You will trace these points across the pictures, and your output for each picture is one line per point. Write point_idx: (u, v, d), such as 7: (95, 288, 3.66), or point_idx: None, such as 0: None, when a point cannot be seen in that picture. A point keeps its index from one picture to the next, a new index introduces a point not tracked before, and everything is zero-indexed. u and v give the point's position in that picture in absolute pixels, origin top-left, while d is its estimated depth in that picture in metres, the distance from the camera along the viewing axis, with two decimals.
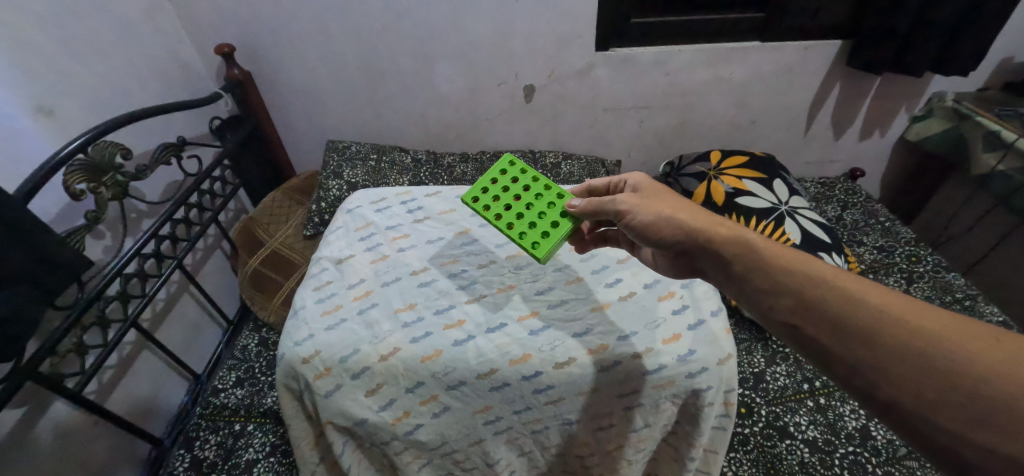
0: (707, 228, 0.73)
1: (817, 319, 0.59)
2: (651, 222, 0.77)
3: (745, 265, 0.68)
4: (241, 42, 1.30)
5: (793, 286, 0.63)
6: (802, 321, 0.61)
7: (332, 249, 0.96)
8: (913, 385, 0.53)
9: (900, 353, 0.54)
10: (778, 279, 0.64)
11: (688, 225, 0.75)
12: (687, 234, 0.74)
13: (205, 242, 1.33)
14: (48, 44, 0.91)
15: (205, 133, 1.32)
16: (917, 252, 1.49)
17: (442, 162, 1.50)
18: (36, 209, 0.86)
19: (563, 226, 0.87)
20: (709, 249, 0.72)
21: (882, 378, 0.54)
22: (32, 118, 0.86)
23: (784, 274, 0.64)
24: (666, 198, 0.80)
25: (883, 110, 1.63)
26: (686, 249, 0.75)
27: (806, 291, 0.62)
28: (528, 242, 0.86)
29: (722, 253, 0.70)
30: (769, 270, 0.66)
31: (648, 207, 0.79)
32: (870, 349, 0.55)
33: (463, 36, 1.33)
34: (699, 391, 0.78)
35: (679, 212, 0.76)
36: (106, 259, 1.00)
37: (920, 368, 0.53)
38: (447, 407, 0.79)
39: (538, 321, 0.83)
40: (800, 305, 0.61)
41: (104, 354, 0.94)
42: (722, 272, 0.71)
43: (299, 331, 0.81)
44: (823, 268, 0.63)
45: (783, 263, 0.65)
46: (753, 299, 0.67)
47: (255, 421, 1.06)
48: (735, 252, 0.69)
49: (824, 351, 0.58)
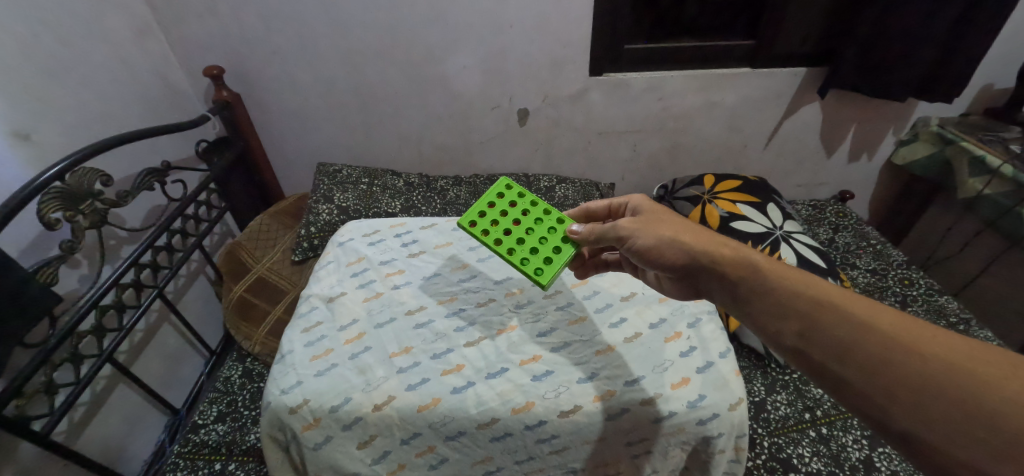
0: (712, 248, 0.72)
1: (826, 343, 0.57)
2: (653, 246, 0.76)
3: (752, 287, 0.66)
4: (230, 64, 1.28)
5: (800, 310, 0.61)
6: (810, 345, 0.58)
7: (323, 286, 0.92)
8: (926, 411, 0.50)
9: (910, 379, 0.52)
10: (785, 303, 0.63)
11: (691, 247, 0.73)
12: (691, 257, 0.73)
13: (188, 268, 1.28)
14: (27, 65, 0.87)
15: (191, 156, 1.28)
16: (909, 275, 1.49)
17: (435, 185, 1.48)
18: (7, 239, 0.81)
19: (565, 251, 0.85)
20: (713, 272, 0.71)
21: (894, 405, 0.52)
22: (8, 143, 0.83)
23: (789, 296, 0.63)
24: (668, 220, 0.78)
25: (872, 134, 1.65)
26: (690, 272, 0.74)
27: (814, 316, 0.60)
28: (530, 269, 0.84)
29: (726, 275, 0.69)
30: (776, 294, 0.64)
31: (650, 231, 0.77)
32: (882, 375, 0.53)
33: (456, 59, 1.32)
34: (710, 438, 0.76)
35: (681, 234, 0.75)
36: (82, 289, 0.95)
37: (933, 395, 0.50)
38: (444, 458, 0.75)
39: (541, 365, 0.79)
40: (808, 329, 0.59)
41: (75, 391, 0.89)
42: (728, 295, 0.69)
43: (286, 377, 0.77)
44: (832, 292, 0.61)
45: (791, 286, 0.63)
46: (760, 324, 0.65)
47: (237, 460, 1.00)
48: (742, 275, 0.68)
49: (832, 376, 0.56)
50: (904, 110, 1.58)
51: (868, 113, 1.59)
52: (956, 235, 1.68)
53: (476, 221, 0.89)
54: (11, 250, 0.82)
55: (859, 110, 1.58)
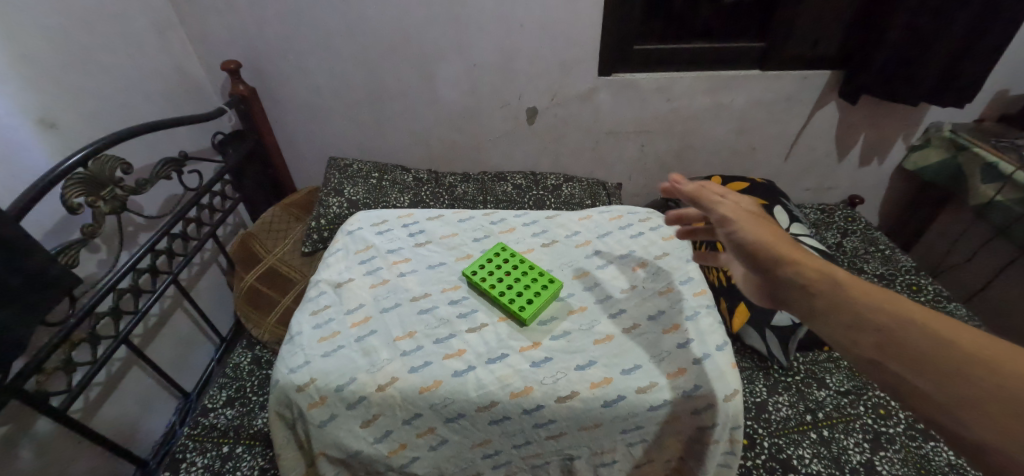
0: (807, 261, 0.62)
1: (902, 355, 0.50)
2: (749, 239, 0.67)
3: (827, 297, 0.57)
4: (247, 59, 1.31)
5: (874, 320, 0.53)
6: (887, 358, 0.51)
7: (332, 272, 0.95)
8: (1008, 425, 0.44)
9: (991, 392, 0.45)
10: (859, 313, 0.54)
11: (782, 254, 0.63)
12: (781, 263, 0.63)
13: (201, 257, 1.31)
14: (53, 56, 0.91)
15: (206, 147, 1.32)
16: (917, 281, 1.48)
17: (443, 181, 1.50)
18: (31, 222, 0.85)
19: (551, 289, 0.88)
20: (788, 274, 0.62)
21: (979, 424, 0.45)
22: (34, 130, 0.86)
23: (864, 306, 0.55)
24: (770, 225, 0.69)
25: (883, 141, 1.64)
26: (774, 282, 0.63)
27: (892, 327, 0.52)
28: (514, 305, 0.85)
29: (802, 286, 0.60)
30: (853, 302, 0.55)
31: (752, 223, 0.68)
32: (967, 392, 0.46)
33: (467, 57, 1.34)
34: (705, 428, 0.78)
35: (778, 240, 0.66)
36: (99, 273, 0.98)
37: (1015, 408, 0.44)
38: (444, 440, 0.78)
39: (540, 352, 0.81)
40: (885, 339, 0.52)
41: (93, 371, 0.92)
42: (802, 306, 0.60)
43: (294, 357, 0.80)
44: (913, 307, 0.53)
45: (864, 298, 0.55)
46: (835, 335, 0.56)
47: (244, 443, 1.03)
48: (817, 282, 0.59)
49: (907, 387, 0.49)
50: (914, 115, 1.57)
51: (878, 117, 1.58)
52: (967, 242, 1.67)
53: (473, 268, 0.92)
54: (36, 233, 0.86)
55: (869, 115, 1.57)
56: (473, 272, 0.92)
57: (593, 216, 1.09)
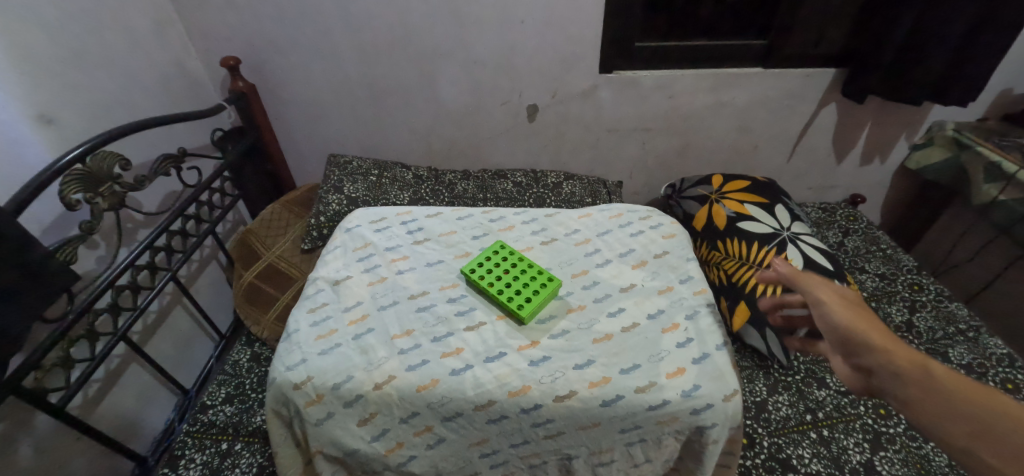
0: (895, 347, 0.62)
1: (996, 451, 0.50)
2: (843, 322, 0.67)
3: (915, 384, 0.57)
4: (246, 55, 1.30)
5: (965, 410, 0.53)
6: (980, 449, 0.51)
7: (329, 270, 0.94)
8: None
9: None
10: (952, 405, 0.54)
11: (872, 340, 0.63)
12: (875, 352, 0.62)
13: (201, 253, 1.31)
14: (52, 51, 0.90)
15: (205, 144, 1.31)
16: (919, 280, 1.47)
17: (443, 179, 1.49)
18: (30, 219, 0.85)
19: (550, 288, 0.88)
20: (879, 362, 0.61)
21: None
22: (33, 126, 0.86)
23: (957, 397, 0.55)
24: (859, 307, 0.70)
25: (885, 140, 1.63)
26: (863, 367, 0.63)
27: (985, 421, 0.52)
28: (514, 304, 0.85)
29: (892, 371, 0.60)
30: (945, 392, 0.55)
31: (841, 305, 0.69)
32: None
33: (467, 53, 1.34)
34: (704, 428, 0.77)
35: (870, 325, 0.66)
36: (98, 270, 0.98)
37: None
38: (441, 439, 0.78)
39: (538, 351, 0.81)
40: (978, 432, 0.52)
41: (91, 367, 0.92)
42: (893, 393, 0.59)
43: (291, 355, 0.79)
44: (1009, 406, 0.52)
45: (958, 389, 0.55)
46: (925, 425, 0.55)
47: (243, 440, 1.03)
48: (907, 371, 0.59)
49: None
50: (917, 114, 1.56)
51: (880, 116, 1.57)
52: (969, 242, 1.66)
53: (473, 267, 0.92)
54: (34, 229, 0.86)
55: (871, 114, 1.56)
56: (473, 270, 0.92)
57: (593, 214, 1.08)
